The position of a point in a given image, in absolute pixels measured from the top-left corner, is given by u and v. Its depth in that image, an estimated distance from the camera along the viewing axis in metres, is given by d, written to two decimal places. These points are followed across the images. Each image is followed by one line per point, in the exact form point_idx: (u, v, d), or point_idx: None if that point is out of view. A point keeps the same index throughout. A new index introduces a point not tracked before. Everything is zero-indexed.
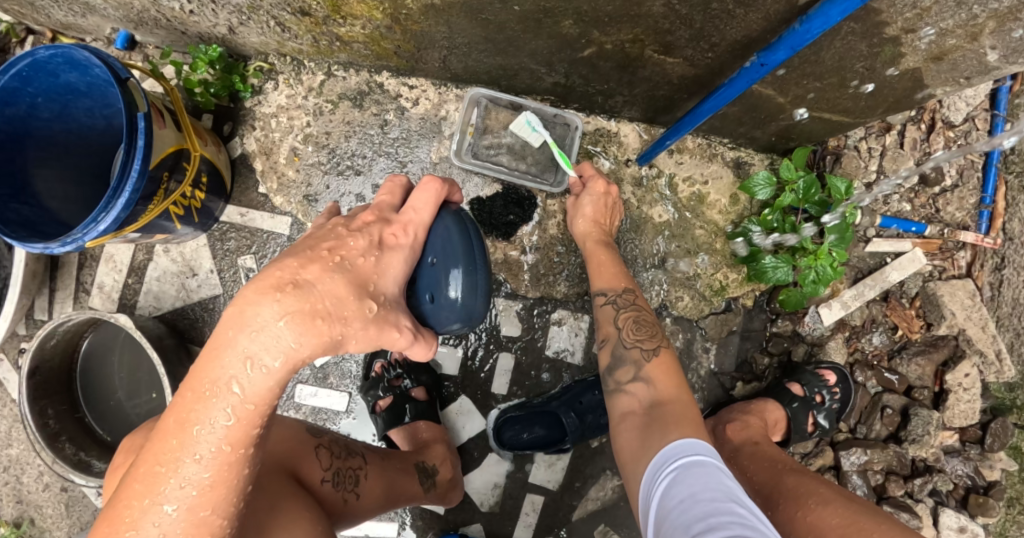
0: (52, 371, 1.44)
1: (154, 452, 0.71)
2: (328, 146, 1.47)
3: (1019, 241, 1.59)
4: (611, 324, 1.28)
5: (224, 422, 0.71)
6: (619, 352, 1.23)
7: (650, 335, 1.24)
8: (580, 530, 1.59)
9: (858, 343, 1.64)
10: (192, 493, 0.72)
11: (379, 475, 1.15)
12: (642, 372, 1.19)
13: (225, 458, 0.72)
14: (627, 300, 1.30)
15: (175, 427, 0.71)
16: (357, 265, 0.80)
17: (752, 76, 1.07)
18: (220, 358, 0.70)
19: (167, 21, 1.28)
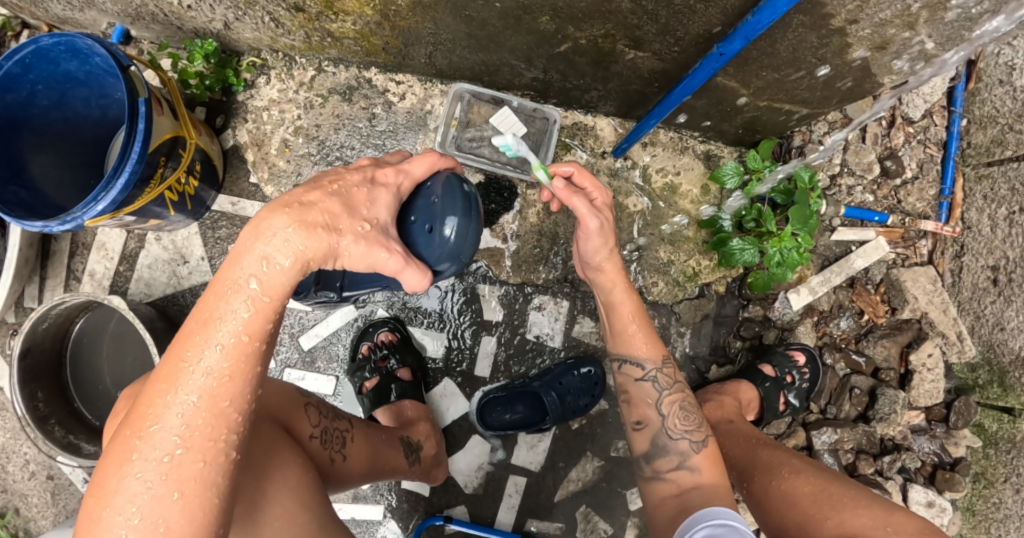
0: (42, 353, 1.46)
1: (175, 351, 0.78)
2: (318, 137, 1.54)
3: (976, 230, 1.69)
4: (652, 408, 1.34)
5: (241, 313, 0.78)
6: (660, 441, 1.30)
7: (692, 408, 1.32)
8: (561, 510, 1.64)
9: (827, 327, 1.71)
10: (209, 384, 0.77)
11: (364, 440, 1.20)
12: (688, 461, 1.26)
13: (240, 348, 0.79)
14: (668, 372, 1.37)
15: (195, 326, 0.78)
16: (354, 193, 0.88)
17: (713, 65, 1.17)
18: (237, 262, 0.79)
19: (164, 16, 1.35)
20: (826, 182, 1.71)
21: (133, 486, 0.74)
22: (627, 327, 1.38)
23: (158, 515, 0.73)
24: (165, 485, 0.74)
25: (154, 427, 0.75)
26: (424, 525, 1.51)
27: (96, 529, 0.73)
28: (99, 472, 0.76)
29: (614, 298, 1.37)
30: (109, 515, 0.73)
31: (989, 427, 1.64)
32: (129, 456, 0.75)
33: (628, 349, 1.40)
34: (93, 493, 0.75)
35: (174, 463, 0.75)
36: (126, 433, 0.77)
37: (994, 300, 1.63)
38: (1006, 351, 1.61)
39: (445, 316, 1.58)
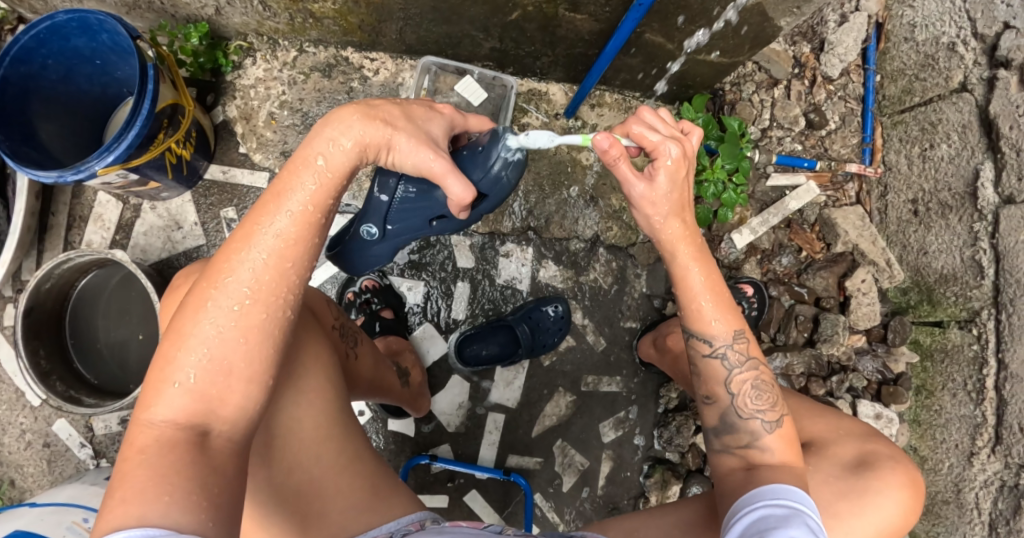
0: (43, 313, 1.57)
1: (251, 217, 0.84)
2: (302, 110, 1.73)
3: (896, 169, 1.89)
4: (722, 386, 1.12)
5: (310, 185, 0.86)
6: (728, 419, 1.11)
7: (766, 387, 1.12)
8: (539, 445, 1.76)
9: (770, 265, 1.90)
10: (277, 248, 0.83)
11: (369, 347, 1.30)
12: (759, 440, 1.08)
13: (306, 219, 0.85)
14: (742, 348, 1.11)
15: (272, 195, 0.86)
16: (409, 110, 0.96)
17: (635, 15, 1.29)
18: (312, 141, 0.89)
19: (160, 4, 1.53)
20: (759, 134, 1.92)
21: (205, 331, 0.79)
22: (700, 303, 1.08)
23: (225, 359, 0.79)
24: (232, 334, 0.80)
25: (228, 281, 0.81)
26: (412, 463, 1.54)
27: (170, 368, 0.78)
28: (175, 320, 0.82)
29: (691, 263, 1.06)
30: (183, 355, 0.79)
31: (923, 342, 1.83)
32: (205, 305, 0.80)
33: (707, 329, 1.10)
34: (169, 336, 0.81)
35: (243, 315, 0.81)
36: (203, 286, 0.82)
37: (917, 228, 1.82)
38: (930, 271, 1.79)
39: (421, 265, 1.71)
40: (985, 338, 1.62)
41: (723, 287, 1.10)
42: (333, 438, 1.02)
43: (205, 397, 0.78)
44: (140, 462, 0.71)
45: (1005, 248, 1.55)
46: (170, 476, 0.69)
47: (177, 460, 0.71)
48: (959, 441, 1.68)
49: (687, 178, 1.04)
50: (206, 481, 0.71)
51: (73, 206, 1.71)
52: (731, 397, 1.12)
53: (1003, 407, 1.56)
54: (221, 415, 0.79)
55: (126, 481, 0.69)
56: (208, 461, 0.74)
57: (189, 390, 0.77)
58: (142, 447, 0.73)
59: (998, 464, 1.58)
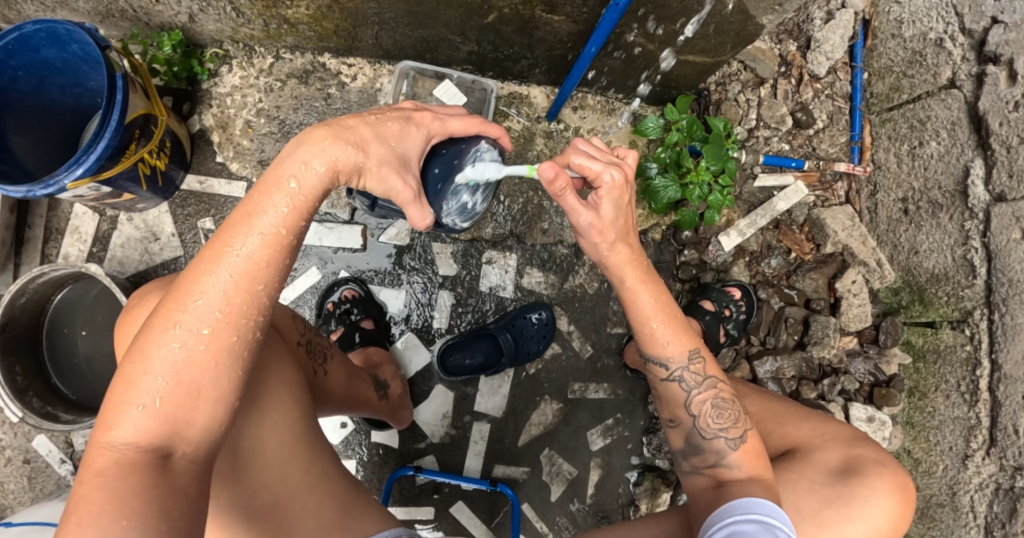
0: (19, 329, 1.54)
1: (220, 236, 0.78)
2: (279, 117, 1.70)
3: (885, 167, 1.87)
4: (683, 408, 1.11)
5: (282, 206, 0.80)
6: (693, 440, 1.10)
7: (728, 401, 1.10)
8: (526, 453, 1.73)
9: (759, 267, 1.87)
10: (244, 268, 0.78)
11: (340, 360, 1.28)
12: (725, 458, 1.06)
13: (278, 242, 0.79)
14: (698, 368, 1.10)
15: (242, 213, 0.79)
16: (387, 127, 0.89)
17: (612, 15, 1.26)
18: (283, 161, 0.82)
19: (133, 12, 1.50)
20: (745, 134, 1.88)
21: (170, 353, 0.74)
22: (652, 327, 1.07)
23: (193, 382, 0.75)
24: (200, 357, 0.75)
25: (197, 303, 0.76)
26: (396, 475, 1.51)
27: (132, 389, 0.74)
28: (138, 338, 0.76)
29: (639, 288, 1.04)
30: (147, 376, 0.74)
31: (916, 342, 1.80)
32: (171, 326, 0.75)
33: (661, 352, 1.09)
34: (131, 355, 0.76)
35: (212, 338, 0.76)
36: (168, 305, 0.77)
37: (907, 228, 1.79)
38: (921, 271, 1.76)
39: (403, 274, 1.68)
40: (977, 339, 1.59)
41: (676, 308, 1.09)
42: (301, 456, 1.00)
43: (169, 419, 0.74)
44: (98, 486, 0.67)
45: (997, 247, 1.53)
46: (129, 499, 0.66)
47: (137, 483, 0.68)
48: (953, 443, 1.65)
49: (632, 203, 1.00)
50: (167, 505, 0.68)
51: (50, 218, 1.67)
52: (692, 419, 1.10)
53: (996, 409, 1.53)
54: (186, 437, 0.75)
55: (82, 507, 0.65)
56: (170, 484, 0.71)
57: (153, 413, 0.73)
58: (101, 469, 0.69)
59: (993, 466, 1.55)
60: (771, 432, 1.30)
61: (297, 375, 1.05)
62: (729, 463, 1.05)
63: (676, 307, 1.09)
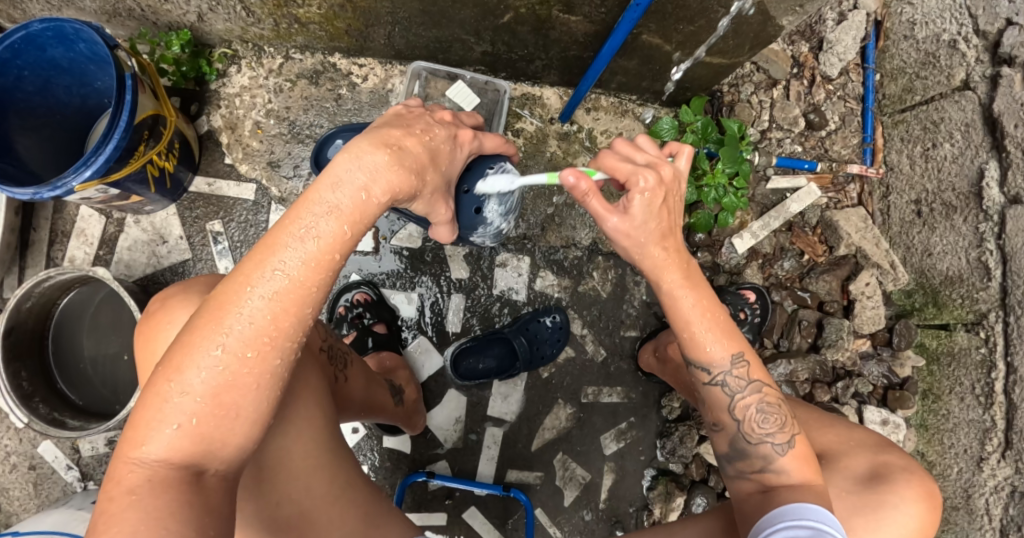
0: (25, 334, 1.51)
1: (266, 252, 0.74)
2: (289, 119, 1.68)
3: (898, 169, 1.86)
4: (727, 412, 1.10)
5: (331, 226, 0.75)
6: (739, 445, 1.09)
7: (774, 406, 1.08)
8: (540, 458, 1.71)
9: (772, 269, 1.86)
10: (289, 289, 0.74)
11: (359, 367, 1.25)
12: (774, 464, 1.05)
13: (328, 266, 0.76)
14: (742, 372, 1.07)
15: (289, 232, 0.75)
16: (437, 146, 0.88)
17: (632, 15, 1.24)
18: (333, 171, 0.76)
19: (141, 11, 1.48)
20: (757, 136, 1.87)
21: (208, 372, 0.71)
22: (695, 330, 1.04)
23: (231, 403, 0.72)
24: (241, 380, 0.72)
25: (240, 324, 0.72)
26: (409, 481, 1.49)
27: (166, 406, 0.70)
28: (172, 351, 0.73)
29: (679, 288, 1.02)
30: (181, 394, 0.71)
31: (929, 345, 1.80)
32: (210, 345, 0.71)
33: (705, 356, 1.07)
34: (164, 369, 0.72)
35: (256, 360, 0.73)
36: (206, 320, 0.73)
37: (920, 230, 1.79)
38: (935, 273, 1.75)
39: (415, 277, 1.66)
40: (992, 341, 1.58)
41: (720, 309, 1.06)
42: (325, 466, 0.98)
43: (204, 438, 0.71)
44: (130, 505, 0.65)
45: (1012, 249, 1.53)
46: (164, 520, 0.64)
47: (171, 503, 0.66)
48: (967, 445, 1.65)
49: (666, 206, 0.97)
50: (203, 524, 0.66)
51: (55, 221, 1.64)
52: (738, 423, 1.09)
53: (1012, 412, 1.53)
54: (220, 455, 0.73)
55: (114, 527, 0.63)
56: (205, 504, 0.69)
57: (188, 431, 0.70)
58: (132, 487, 0.67)
59: (1008, 469, 1.55)
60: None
61: (321, 383, 1.03)
62: (779, 468, 1.04)
63: (720, 309, 1.06)
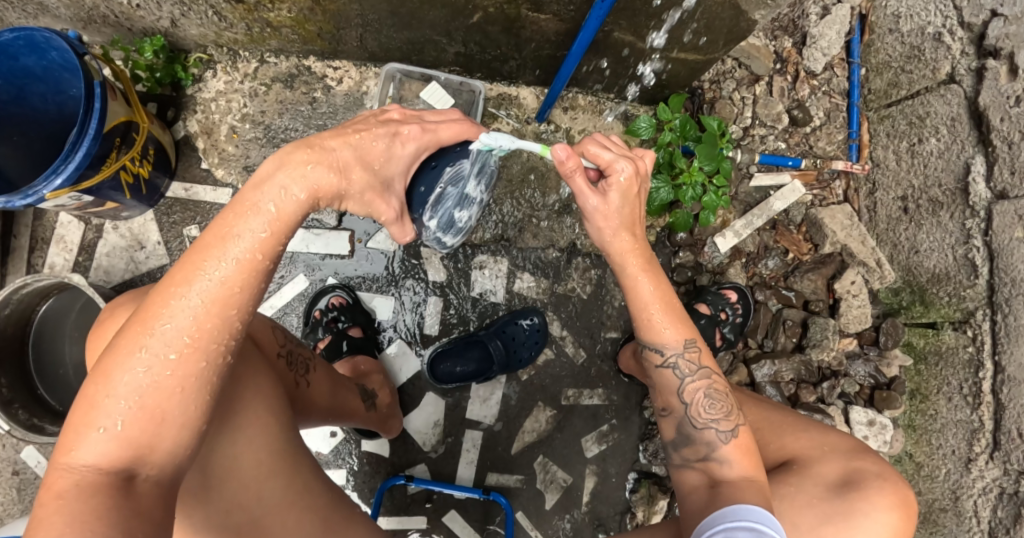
0: (4, 340, 1.50)
1: (191, 257, 0.76)
2: (264, 123, 1.67)
3: (884, 165, 1.83)
4: (676, 396, 1.11)
5: (256, 229, 0.77)
6: (684, 430, 1.09)
7: (721, 395, 1.10)
8: (520, 461, 1.70)
9: (756, 268, 1.83)
10: (213, 290, 0.75)
11: (324, 370, 1.26)
12: (716, 452, 1.05)
13: (251, 267, 0.77)
14: (693, 356, 1.10)
15: (215, 235, 0.77)
16: (367, 147, 0.85)
17: (598, 14, 1.22)
18: (262, 183, 0.79)
19: (115, 18, 1.48)
20: (740, 133, 1.84)
21: (134, 375, 0.72)
22: (649, 311, 1.07)
23: (159, 407, 0.73)
24: (166, 381, 0.73)
25: (165, 326, 0.74)
26: (387, 485, 1.48)
27: (94, 410, 0.71)
28: (103, 358, 0.74)
29: (639, 274, 1.04)
30: (110, 399, 0.71)
31: (916, 344, 1.77)
32: (136, 348, 0.73)
33: (657, 337, 1.09)
34: (95, 374, 0.73)
35: (180, 362, 0.74)
36: (135, 324, 0.74)
37: (907, 226, 1.75)
38: (922, 271, 1.72)
39: (392, 281, 1.65)
40: (980, 340, 1.55)
41: (674, 297, 1.09)
42: (279, 472, 0.97)
43: (132, 443, 0.71)
44: (58, 510, 0.65)
45: (999, 246, 1.50)
46: (90, 524, 0.64)
47: (99, 506, 0.65)
48: (955, 446, 1.62)
49: (640, 195, 1.02)
50: (131, 529, 0.66)
51: (35, 227, 1.64)
52: (685, 407, 1.10)
53: (1000, 412, 1.50)
54: (152, 460, 0.73)
55: (40, 532, 0.63)
56: (135, 508, 0.68)
57: (116, 436, 0.71)
58: (61, 491, 0.67)
59: (996, 470, 1.52)
60: (768, 443, 1.27)
61: (276, 391, 1.03)
62: (720, 458, 1.05)
63: (676, 297, 1.09)
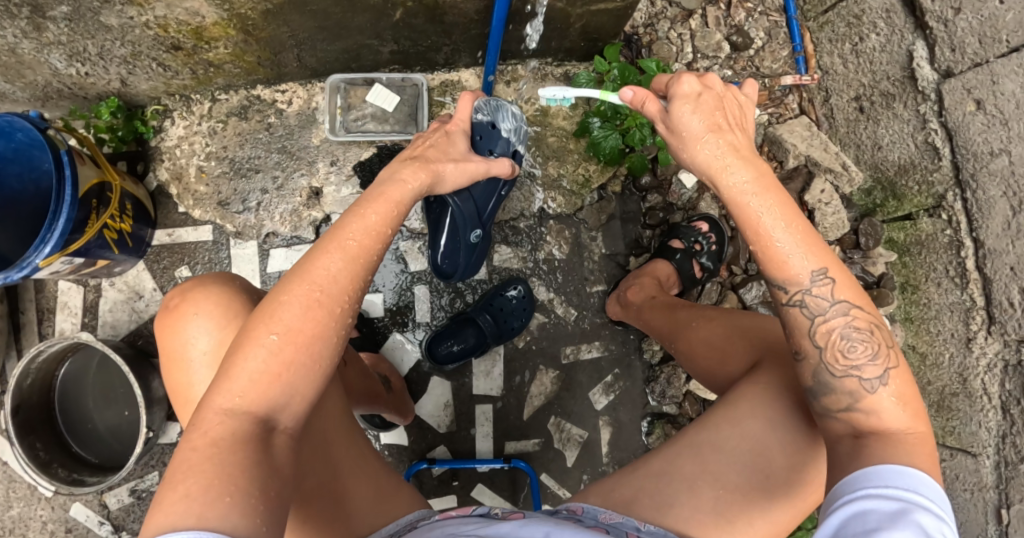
0: (32, 407, 1.59)
1: (329, 238, 0.94)
2: (228, 157, 1.73)
3: (832, 71, 1.84)
4: (807, 338, 0.96)
5: (375, 215, 0.99)
6: (823, 376, 0.95)
7: (865, 331, 0.94)
8: (534, 426, 1.76)
9: (726, 197, 1.85)
10: (346, 261, 0.92)
11: (354, 361, 1.39)
12: (861, 402, 0.92)
13: (371, 245, 0.96)
14: (826, 291, 0.94)
15: (342, 220, 0.96)
16: (429, 153, 1.22)
17: None
18: (382, 184, 1.07)
19: (69, 89, 1.59)
20: (684, 69, 1.86)
21: (290, 329, 0.85)
22: (770, 240, 0.95)
23: (304, 359, 0.85)
24: (319, 338, 0.87)
25: (315, 286, 0.88)
26: (411, 470, 1.57)
27: (247, 362, 0.83)
28: (255, 317, 0.86)
29: (748, 192, 0.98)
30: (257, 352, 0.83)
31: (898, 239, 1.77)
32: (285, 305, 0.86)
33: (781, 269, 0.95)
34: (247, 331, 0.85)
35: (326, 318, 0.88)
36: (304, 278, 0.89)
37: (866, 125, 1.77)
38: (888, 165, 1.74)
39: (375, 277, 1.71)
40: (955, 221, 1.58)
41: (803, 221, 0.96)
42: (343, 440, 1.06)
43: (277, 392, 0.83)
44: (212, 453, 0.75)
45: (955, 123, 1.51)
46: (236, 474, 0.73)
47: (245, 457, 0.75)
48: (953, 329, 1.63)
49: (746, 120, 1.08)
50: (265, 485, 0.75)
51: (38, 299, 1.72)
52: (820, 350, 0.95)
53: (988, 286, 1.52)
54: (286, 413, 0.84)
55: (193, 475, 0.72)
56: (269, 461, 0.79)
57: (272, 383, 0.83)
58: (215, 438, 0.77)
59: (997, 344, 1.53)
60: None
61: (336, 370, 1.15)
62: (863, 408, 0.92)
63: (802, 216, 0.96)
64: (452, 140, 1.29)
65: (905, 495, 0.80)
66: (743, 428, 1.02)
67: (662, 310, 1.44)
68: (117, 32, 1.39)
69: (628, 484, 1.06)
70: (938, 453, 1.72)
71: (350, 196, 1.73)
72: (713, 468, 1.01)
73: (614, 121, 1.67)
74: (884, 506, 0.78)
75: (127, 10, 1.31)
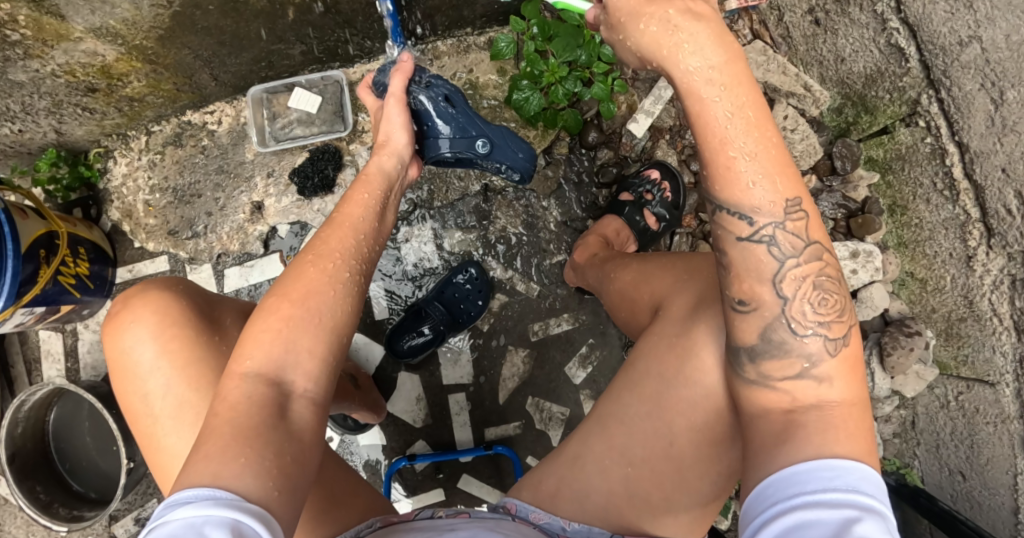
0: (27, 455, 1.66)
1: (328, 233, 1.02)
2: (170, 186, 1.76)
3: None
4: (770, 284, 0.77)
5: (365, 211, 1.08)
6: (775, 335, 0.78)
7: (832, 284, 0.79)
8: (511, 409, 1.71)
9: (683, 141, 1.72)
10: (340, 249, 1.00)
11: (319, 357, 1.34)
12: (813, 368, 0.78)
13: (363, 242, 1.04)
14: (800, 227, 0.77)
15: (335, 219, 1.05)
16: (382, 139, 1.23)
17: None
18: (362, 180, 1.15)
19: (11, 148, 1.62)
20: None
21: (294, 308, 0.90)
22: (734, 156, 0.74)
23: (310, 333, 0.89)
24: (311, 294, 0.92)
25: (313, 272, 0.95)
26: (392, 469, 1.53)
27: (258, 339, 0.87)
28: (267, 300, 0.92)
29: (710, 88, 0.73)
30: (264, 333, 0.87)
31: (877, 157, 1.64)
32: (285, 290, 0.92)
33: (746, 198, 0.75)
34: (258, 315, 0.90)
35: (325, 298, 0.93)
36: (301, 255, 0.99)
37: (825, 38, 1.58)
38: (855, 78, 1.57)
39: None
40: (935, 127, 1.40)
41: (774, 130, 0.75)
42: None
43: (286, 365, 0.86)
44: (231, 417, 0.78)
45: (916, 18, 1.31)
46: (252, 436, 0.76)
47: (261, 422, 0.78)
48: (951, 248, 1.45)
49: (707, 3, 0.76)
50: (280, 448, 0.77)
51: (24, 351, 1.80)
52: (783, 302, 0.78)
53: (981, 195, 1.34)
54: (301, 382, 0.87)
55: (212, 440, 0.75)
56: (287, 426, 0.81)
57: (283, 355, 0.87)
58: (234, 403, 0.81)
59: (1000, 259, 1.33)
60: None
61: None
62: (816, 375, 0.78)
63: (775, 129, 0.75)
64: (384, 117, 1.23)
65: (849, 498, 0.66)
66: (644, 392, 0.98)
67: (598, 266, 1.37)
68: (30, 86, 1.39)
69: (551, 473, 1.03)
70: (955, 386, 1.54)
71: (291, 204, 1.74)
72: (621, 443, 0.98)
73: (536, 81, 1.56)
74: (828, 516, 0.64)
75: (28, 64, 1.32)
